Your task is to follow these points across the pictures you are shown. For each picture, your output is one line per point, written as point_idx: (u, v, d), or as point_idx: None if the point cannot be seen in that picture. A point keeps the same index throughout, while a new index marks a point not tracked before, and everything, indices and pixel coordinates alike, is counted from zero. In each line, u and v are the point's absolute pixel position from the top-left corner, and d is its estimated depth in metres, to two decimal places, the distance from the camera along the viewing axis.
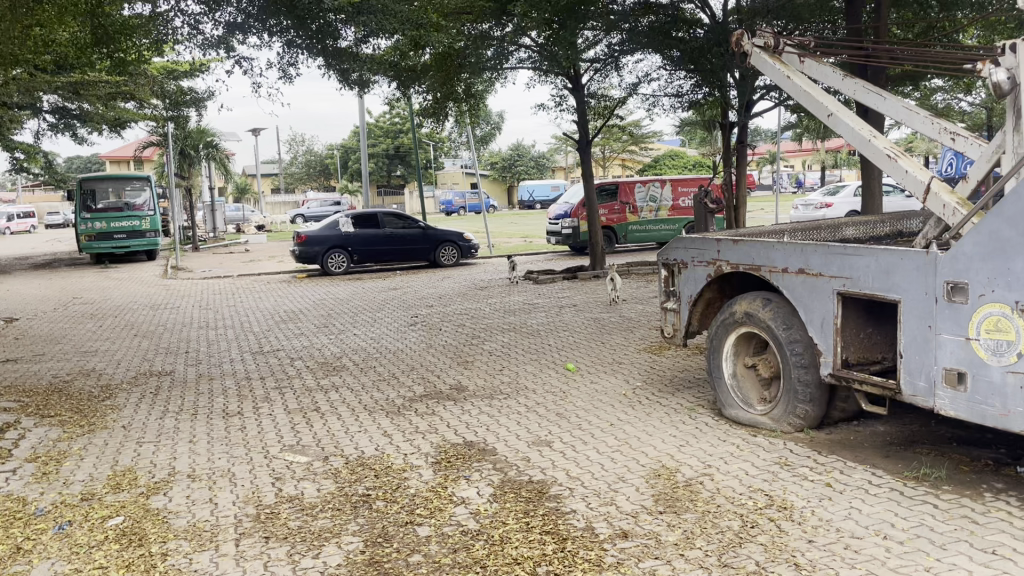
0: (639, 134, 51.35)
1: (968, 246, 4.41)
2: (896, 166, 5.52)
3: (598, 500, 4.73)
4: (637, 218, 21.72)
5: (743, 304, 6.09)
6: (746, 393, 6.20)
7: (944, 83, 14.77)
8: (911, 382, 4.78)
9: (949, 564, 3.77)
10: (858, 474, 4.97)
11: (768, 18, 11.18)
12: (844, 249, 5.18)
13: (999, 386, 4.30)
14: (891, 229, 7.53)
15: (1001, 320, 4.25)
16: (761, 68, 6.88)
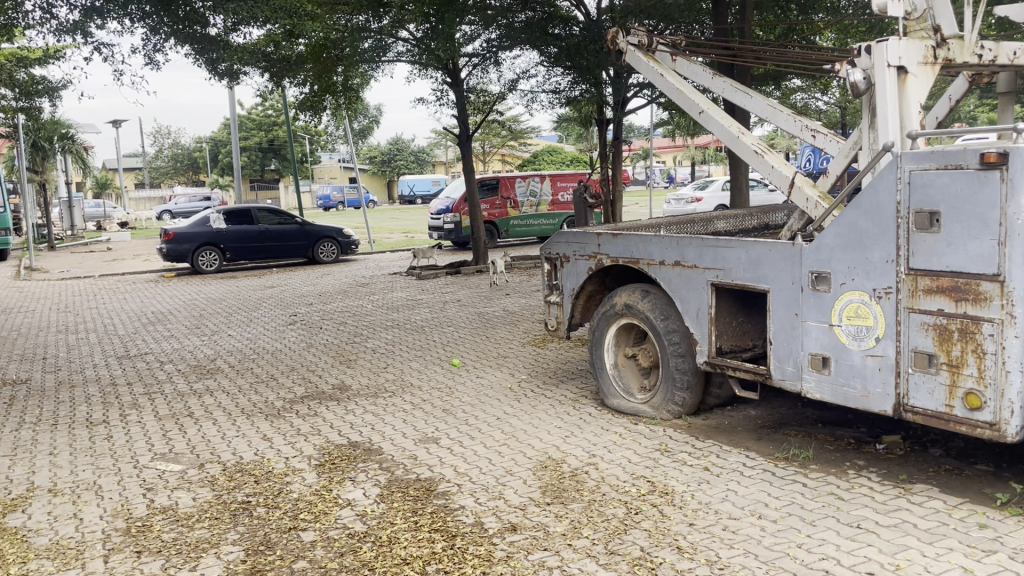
0: (517, 130, 51.86)
1: (830, 238, 4.66)
2: (763, 162, 5.77)
3: (487, 494, 4.74)
4: (519, 212, 21.88)
5: (623, 296, 6.23)
6: (627, 382, 6.37)
7: (803, 83, 15.59)
8: (780, 367, 5.04)
9: (818, 539, 3.98)
10: (733, 457, 5.18)
11: (641, 17, 11.50)
12: (717, 241, 5.38)
13: (859, 368, 4.57)
14: (758, 222, 7.87)
15: (861, 307, 4.53)
16: (635, 66, 7.04)
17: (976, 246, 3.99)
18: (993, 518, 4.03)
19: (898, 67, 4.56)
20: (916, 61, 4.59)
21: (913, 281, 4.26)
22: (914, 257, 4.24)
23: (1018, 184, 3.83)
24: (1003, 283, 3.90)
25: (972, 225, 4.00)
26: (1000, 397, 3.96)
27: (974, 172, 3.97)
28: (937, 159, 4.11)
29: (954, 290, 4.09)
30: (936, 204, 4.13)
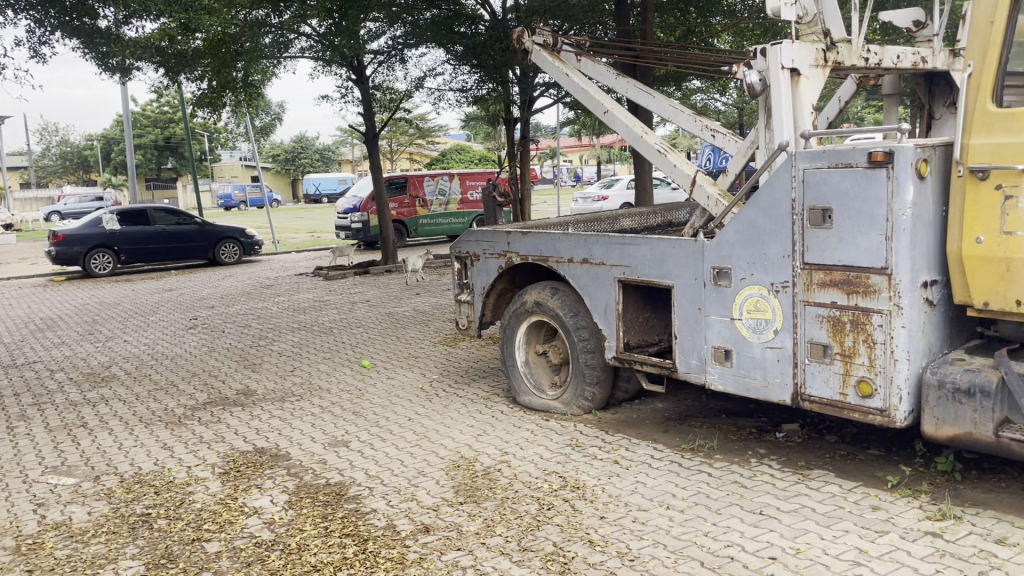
0: (424, 128, 51.52)
1: (730, 234, 4.81)
2: (665, 161, 5.90)
3: (399, 497, 4.68)
4: (427, 211, 21.75)
5: (533, 294, 6.27)
6: (538, 379, 6.42)
7: (703, 84, 16.03)
8: (685, 360, 5.17)
9: (724, 527, 4.10)
10: (642, 450, 5.29)
11: (545, 17, 11.61)
12: (623, 238, 5.48)
13: (759, 360, 4.73)
14: (662, 219, 8.04)
15: (760, 300, 4.69)
16: (542, 65, 7.10)
17: (865, 241, 4.18)
18: (884, 500, 4.23)
19: (792, 69, 4.73)
20: (808, 64, 4.76)
21: (808, 275, 4.44)
22: (809, 252, 4.42)
23: (903, 182, 4.04)
24: (890, 276, 4.10)
25: (861, 221, 4.19)
26: (889, 384, 4.16)
27: (863, 170, 4.16)
28: (829, 158, 4.29)
29: (846, 283, 4.28)
30: (828, 201, 4.31)
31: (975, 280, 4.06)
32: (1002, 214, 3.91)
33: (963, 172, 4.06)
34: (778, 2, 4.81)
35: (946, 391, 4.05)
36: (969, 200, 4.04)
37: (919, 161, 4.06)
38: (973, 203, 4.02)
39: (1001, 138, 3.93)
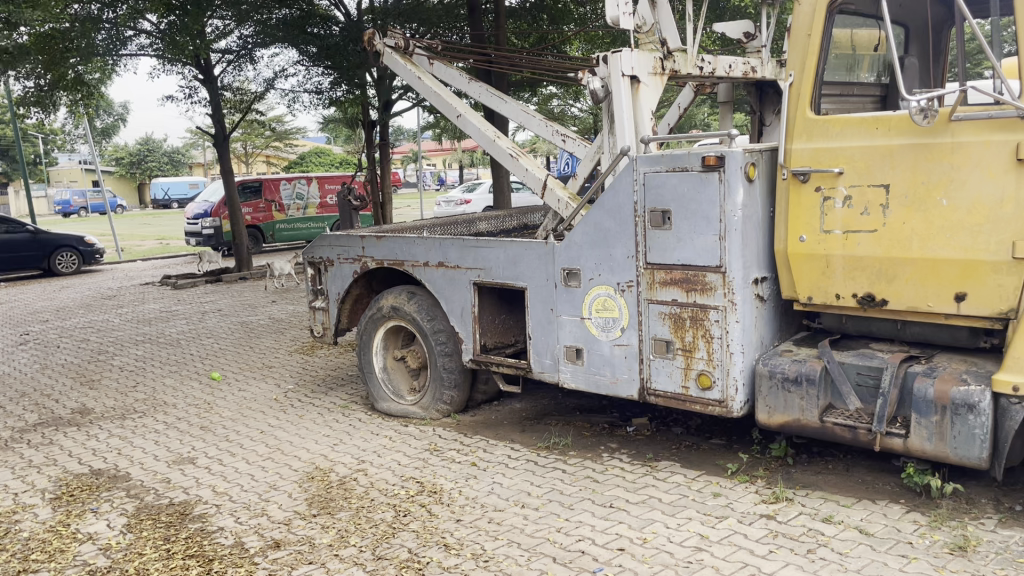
0: (281, 131, 50.02)
1: (578, 236, 4.93)
2: (518, 164, 5.99)
3: (248, 513, 4.52)
4: (285, 216, 21.13)
5: (389, 299, 6.20)
6: (396, 384, 6.35)
7: (559, 90, 16.34)
8: (539, 360, 5.26)
9: (576, 522, 4.19)
10: (499, 451, 5.34)
11: (400, 21, 11.51)
12: (476, 241, 5.51)
13: (609, 357, 4.87)
14: (518, 222, 8.10)
15: (607, 300, 4.84)
16: (394, 68, 7.05)
17: (702, 241, 4.40)
18: (724, 486, 4.46)
19: (631, 76, 4.88)
20: (646, 71, 4.93)
21: (651, 275, 4.62)
22: (651, 253, 4.60)
23: (733, 185, 4.27)
24: (724, 273, 4.33)
25: (697, 222, 4.40)
26: (727, 375, 4.39)
27: (698, 173, 4.37)
28: (666, 162, 4.48)
29: (685, 282, 4.48)
30: (667, 203, 4.51)
31: (800, 276, 4.34)
32: (821, 214, 4.21)
33: (787, 175, 4.33)
34: (616, 10, 4.88)
35: (776, 380, 4.31)
36: (793, 201, 4.31)
37: (748, 165, 4.29)
38: (796, 204, 4.30)
39: (819, 143, 4.22)
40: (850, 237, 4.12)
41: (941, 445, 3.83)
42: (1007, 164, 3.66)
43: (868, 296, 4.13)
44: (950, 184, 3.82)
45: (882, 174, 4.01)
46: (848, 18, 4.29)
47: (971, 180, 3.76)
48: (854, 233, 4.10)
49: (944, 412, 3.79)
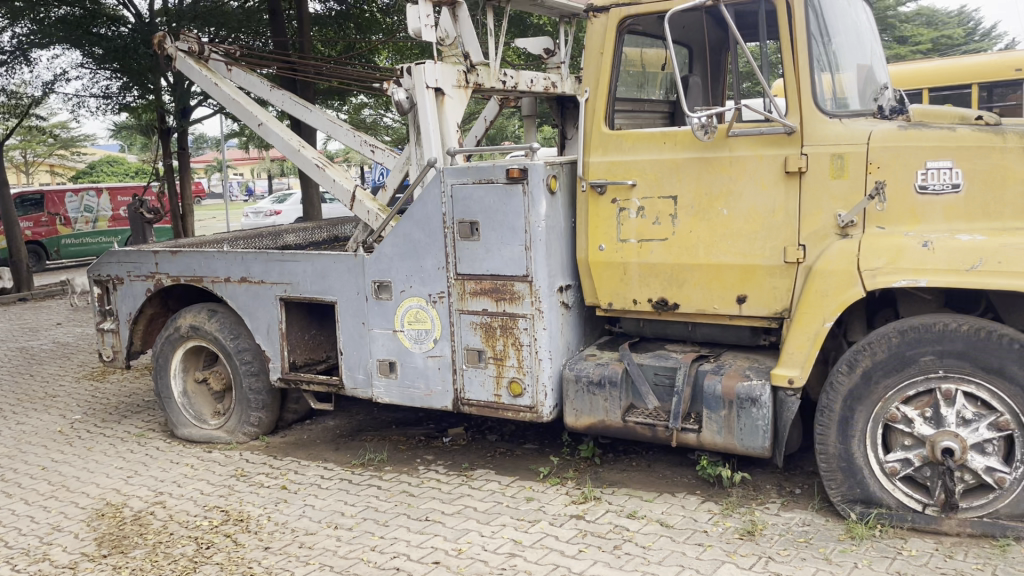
0: (68, 138, 46.05)
1: (388, 248, 4.87)
2: (325, 175, 5.83)
3: (26, 560, 4.09)
4: (71, 230, 19.45)
5: (188, 317, 5.84)
6: (199, 408, 5.98)
7: (369, 100, 16.10)
8: (351, 375, 5.14)
9: (391, 539, 4.13)
10: (311, 472, 5.16)
11: (197, 24, 10.88)
12: (282, 255, 5.31)
13: (422, 369, 4.85)
14: (328, 234, 7.84)
15: (419, 311, 4.81)
16: (188, 74, 6.66)
17: (509, 251, 4.48)
18: (537, 490, 4.55)
19: (436, 88, 4.87)
20: (450, 84, 4.94)
21: (461, 285, 4.65)
22: (460, 263, 4.63)
23: (536, 196, 4.38)
24: (531, 282, 4.43)
25: (504, 232, 4.48)
26: (536, 382, 4.50)
27: (503, 185, 4.45)
28: (472, 174, 4.53)
29: (494, 291, 4.55)
30: (475, 215, 4.55)
31: (601, 283, 4.53)
32: (617, 224, 4.42)
33: (585, 187, 4.50)
34: (418, 23, 4.90)
35: (582, 384, 4.45)
36: (592, 212, 4.49)
37: (550, 177, 4.42)
38: (595, 215, 4.48)
39: (614, 157, 4.43)
40: (644, 245, 4.35)
41: (729, 437, 4.10)
42: (777, 177, 4.01)
43: (662, 300, 4.37)
44: (729, 195, 4.13)
45: (671, 187, 4.27)
46: (638, 37, 4.51)
47: (747, 192, 4.08)
48: (647, 241, 4.34)
49: (732, 406, 4.07)
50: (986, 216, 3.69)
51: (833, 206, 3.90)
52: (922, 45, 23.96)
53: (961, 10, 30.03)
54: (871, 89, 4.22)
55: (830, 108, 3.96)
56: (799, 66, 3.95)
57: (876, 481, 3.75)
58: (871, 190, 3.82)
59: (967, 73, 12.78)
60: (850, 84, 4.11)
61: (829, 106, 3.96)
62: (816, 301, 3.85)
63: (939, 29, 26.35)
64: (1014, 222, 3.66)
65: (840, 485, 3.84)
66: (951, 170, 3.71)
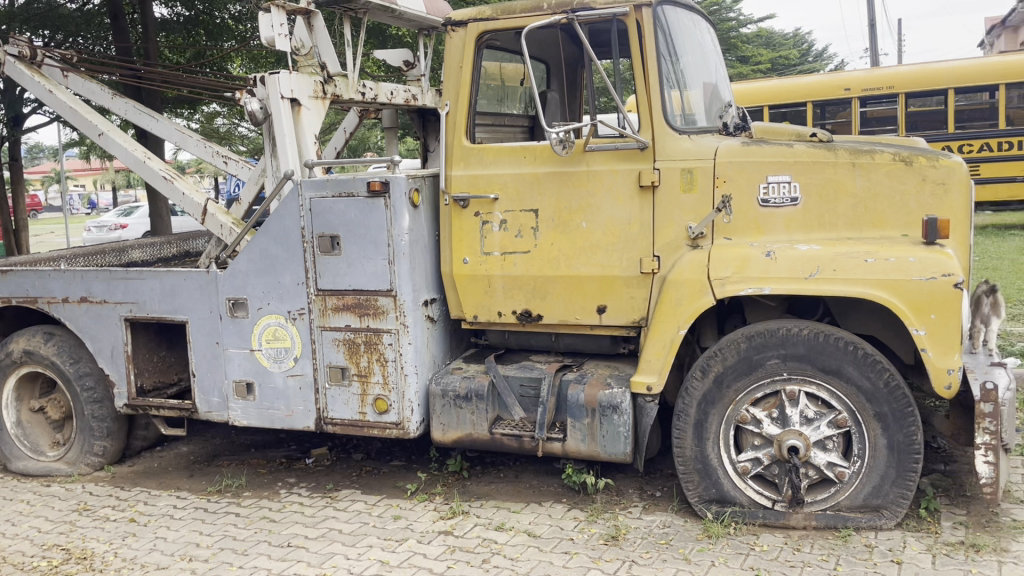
0: None
1: (242, 264, 4.67)
2: (173, 188, 5.53)
3: None
4: None
5: (21, 342, 5.39)
6: (34, 440, 5.52)
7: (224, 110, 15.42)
8: (205, 399, 4.89)
9: (251, 568, 3.95)
10: (162, 502, 4.87)
11: (29, 26, 10.03)
12: (126, 273, 5.00)
13: (282, 389, 4.68)
14: (178, 250, 7.43)
15: (278, 329, 4.64)
16: (17, 79, 6.15)
17: (371, 266, 4.40)
18: (404, 508, 4.48)
19: (291, 99, 4.72)
20: (306, 95, 4.80)
21: (322, 301, 4.53)
22: (321, 279, 4.51)
23: (399, 210, 4.32)
24: (394, 297, 4.37)
25: (366, 247, 4.40)
26: (402, 398, 4.43)
27: (364, 199, 4.37)
28: (332, 188, 4.42)
29: (357, 307, 4.45)
30: (335, 229, 4.44)
31: (465, 296, 4.52)
32: (481, 237, 4.43)
33: (448, 200, 4.48)
34: (270, 31, 4.73)
35: (449, 398, 4.41)
36: (456, 226, 4.48)
37: (412, 191, 4.37)
38: (458, 229, 4.47)
39: (476, 170, 4.43)
40: (508, 258, 4.38)
41: (593, 444, 4.18)
42: (633, 191, 4.14)
43: (526, 312, 4.42)
44: (588, 209, 4.23)
45: (532, 201, 4.32)
46: (497, 52, 4.56)
47: (605, 205, 4.20)
48: (511, 254, 4.37)
49: (595, 414, 4.16)
50: (822, 227, 3.93)
51: (685, 218, 4.07)
52: (762, 65, 25.57)
53: (795, 32, 32.37)
54: (717, 106, 4.44)
55: (679, 124, 4.13)
56: (649, 83, 4.10)
57: (729, 481, 3.93)
58: (719, 203, 4.00)
59: (802, 92, 13.91)
60: (698, 101, 4.30)
61: (678, 122, 4.13)
62: (671, 310, 3.99)
63: (777, 50, 28.20)
64: (846, 232, 3.91)
65: (697, 486, 3.99)
66: (789, 184, 3.94)
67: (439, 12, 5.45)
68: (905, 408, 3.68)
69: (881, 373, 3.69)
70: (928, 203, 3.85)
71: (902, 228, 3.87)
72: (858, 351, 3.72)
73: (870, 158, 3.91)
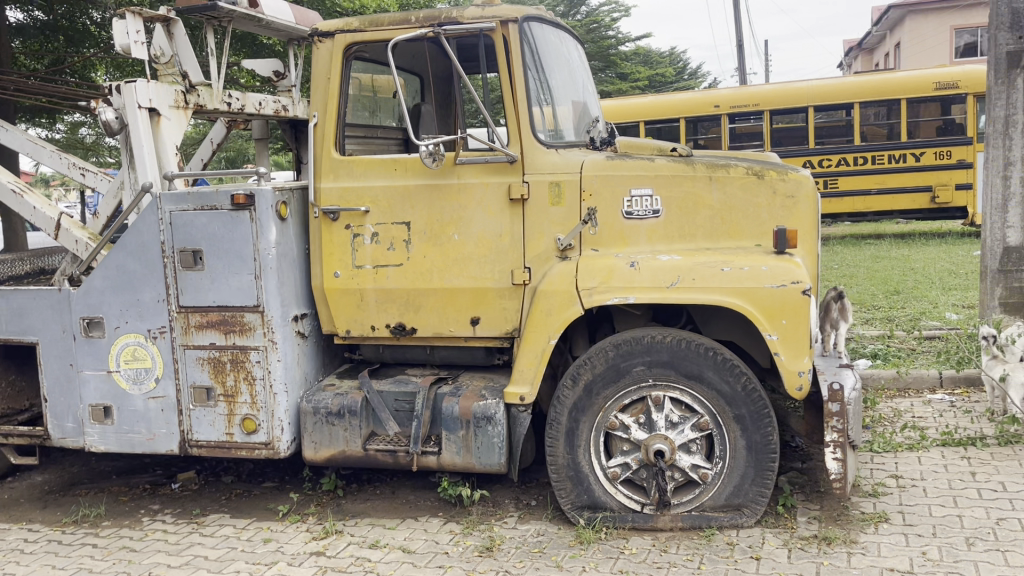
0: None
1: (98, 280, 4.44)
2: (23, 203, 5.19)
3: None
4: None
5: None
6: None
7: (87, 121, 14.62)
8: (58, 425, 4.61)
9: None
10: (11, 536, 4.54)
11: None
12: None
13: (143, 412, 4.46)
14: (32, 267, 6.97)
15: (137, 349, 4.43)
16: None
17: (237, 281, 4.27)
18: (275, 530, 4.35)
19: (149, 109, 4.53)
20: (166, 104, 4.62)
21: (185, 319, 4.35)
22: (183, 295, 4.34)
23: (265, 223, 4.21)
24: (262, 313, 4.25)
25: (231, 261, 4.26)
26: (271, 417, 4.30)
27: (228, 212, 4.24)
28: (193, 201, 4.27)
29: (222, 324, 4.31)
30: (198, 243, 4.29)
31: (337, 310, 4.44)
32: (351, 250, 4.36)
33: (317, 213, 4.40)
34: (126, 38, 4.55)
35: (321, 416, 4.32)
36: (326, 239, 4.40)
37: (279, 204, 4.27)
38: (329, 242, 4.40)
39: (346, 183, 4.38)
40: (379, 272, 4.33)
41: (468, 456, 4.18)
42: (503, 203, 4.18)
43: (400, 325, 4.38)
44: (459, 221, 4.24)
45: (403, 213, 4.30)
46: (366, 64, 4.50)
47: (476, 218, 4.22)
48: (382, 267, 4.33)
49: (469, 426, 4.15)
50: (683, 238, 4.08)
51: (554, 230, 4.14)
52: (640, 82, 26.50)
53: (671, 50, 33.70)
54: (584, 122, 4.55)
55: (546, 139, 4.21)
56: (517, 99, 4.16)
57: (600, 487, 4.01)
58: (586, 215, 4.10)
59: (676, 108, 14.72)
60: (564, 117, 4.39)
61: (544, 137, 4.20)
62: (541, 321, 4.04)
63: (654, 68, 29.27)
64: (705, 243, 4.08)
65: (569, 493, 4.05)
66: (651, 197, 4.07)
67: (309, 22, 5.36)
68: (762, 410, 3.86)
69: (740, 376, 3.86)
70: (778, 215, 4.06)
71: (755, 239, 4.07)
72: (718, 356, 3.87)
73: (725, 172, 4.09)
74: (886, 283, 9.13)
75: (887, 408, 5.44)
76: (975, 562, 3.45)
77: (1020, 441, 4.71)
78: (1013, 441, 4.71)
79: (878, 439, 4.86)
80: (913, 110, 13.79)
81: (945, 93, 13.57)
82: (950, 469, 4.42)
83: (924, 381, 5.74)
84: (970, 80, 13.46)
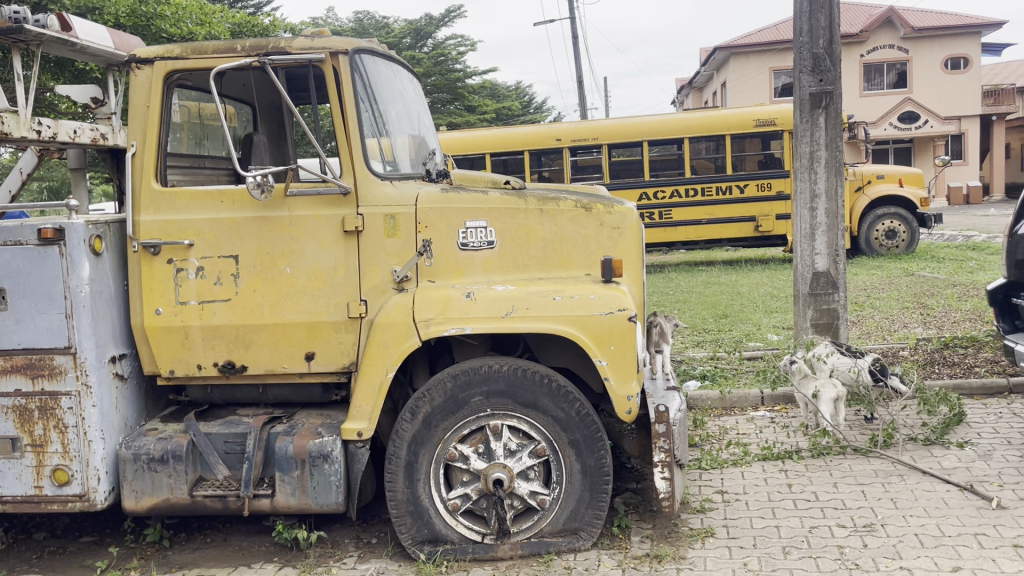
0: None
1: None
2: None
3: None
4: None
5: None
6: None
7: None
8: None
9: None
10: None
11: None
12: None
13: None
14: None
15: None
16: None
17: (45, 321, 3.96)
18: None
19: None
20: None
21: None
22: None
23: (77, 258, 3.94)
24: (73, 355, 3.96)
25: (38, 299, 3.95)
26: (86, 466, 4.00)
27: (34, 248, 3.94)
28: None
29: (29, 368, 3.99)
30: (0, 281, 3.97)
31: (159, 350, 4.20)
32: (175, 286, 4.16)
33: (136, 248, 4.16)
34: None
35: (142, 462, 4.06)
36: (146, 275, 4.17)
37: (93, 238, 4.01)
38: (149, 278, 4.17)
39: (168, 215, 4.18)
40: (205, 308, 4.15)
41: (304, 496, 4.04)
42: (336, 236, 4.12)
43: (229, 363, 4.19)
44: (291, 254, 4.13)
45: (231, 247, 4.15)
46: (189, 92, 4.35)
47: (308, 251, 4.13)
48: (209, 303, 4.15)
49: (304, 465, 4.02)
50: (517, 268, 4.16)
51: (389, 262, 4.11)
52: (487, 114, 27.00)
53: (516, 85, 34.66)
54: (421, 154, 4.57)
55: (381, 170, 4.18)
56: (350, 130, 4.12)
57: (440, 519, 3.98)
58: (421, 247, 4.10)
59: (518, 140, 15.14)
60: (402, 148, 4.39)
61: (380, 168, 4.18)
62: (378, 353, 3.98)
63: (500, 101, 29.92)
64: (537, 273, 4.17)
65: (409, 528, 3.99)
66: (485, 229, 4.13)
67: (129, 48, 5.07)
68: (596, 434, 3.96)
69: (574, 403, 3.95)
70: (606, 245, 4.22)
71: (585, 267, 4.20)
72: (553, 384, 3.95)
73: (555, 205, 4.21)
74: (714, 307, 9.70)
75: (714, 426, 5.74)
76: (791, 569, 3.68)
77: (830, 453, 5.11)
78: (825, 453, 5.11)
79: (705, 456, 5.12)
80: (737, 145, 14.79)
81: (764, 129, 14.63)
82: (769, 482, 4.71)
83: (746, 400, 6.13)
84: (785, 117, 14.59)
